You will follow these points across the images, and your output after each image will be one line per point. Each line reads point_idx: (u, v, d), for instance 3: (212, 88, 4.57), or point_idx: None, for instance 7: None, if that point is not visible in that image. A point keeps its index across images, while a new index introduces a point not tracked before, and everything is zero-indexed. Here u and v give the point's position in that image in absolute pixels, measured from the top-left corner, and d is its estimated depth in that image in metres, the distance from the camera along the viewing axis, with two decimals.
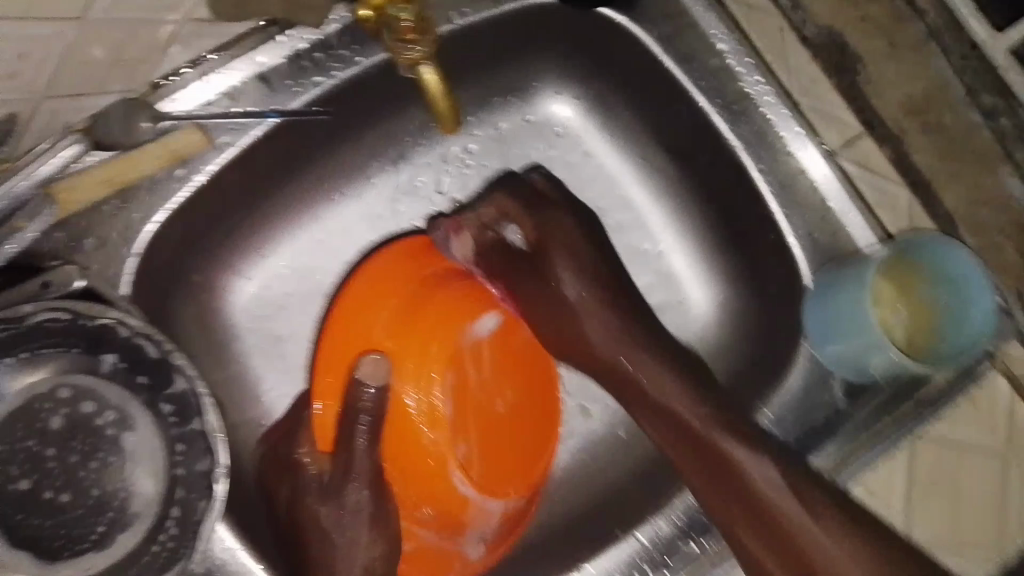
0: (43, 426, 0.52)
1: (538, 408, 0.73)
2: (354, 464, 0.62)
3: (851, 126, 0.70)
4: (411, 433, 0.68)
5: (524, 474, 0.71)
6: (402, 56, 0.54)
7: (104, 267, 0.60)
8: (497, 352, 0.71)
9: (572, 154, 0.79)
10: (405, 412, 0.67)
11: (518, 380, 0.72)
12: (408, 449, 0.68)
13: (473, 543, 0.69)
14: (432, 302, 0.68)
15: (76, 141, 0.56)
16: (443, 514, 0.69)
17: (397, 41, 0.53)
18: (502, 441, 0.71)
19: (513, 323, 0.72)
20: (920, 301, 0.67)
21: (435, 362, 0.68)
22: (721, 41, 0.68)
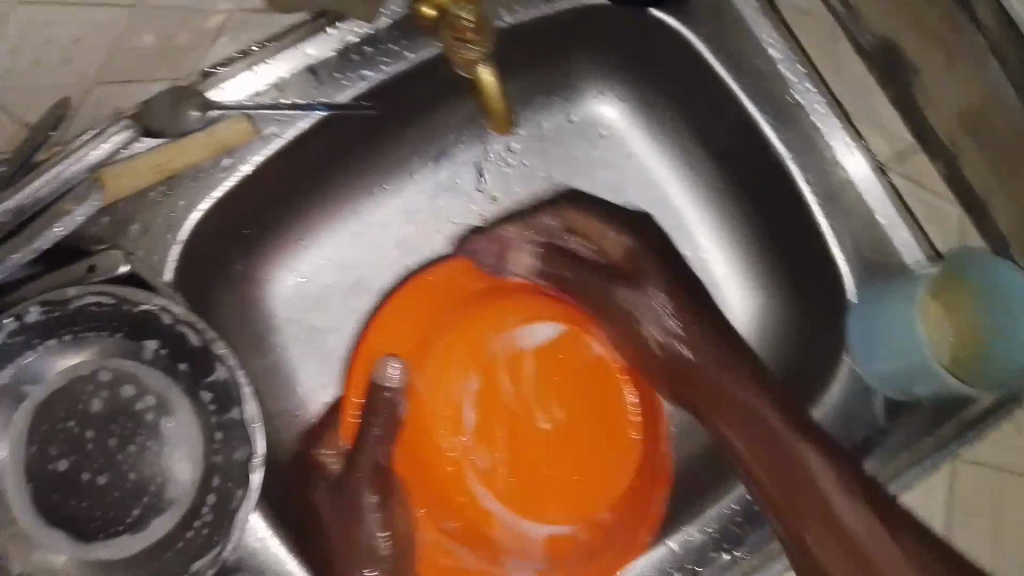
0: (85, 408, 0.53)
1: (592, 438, 0.74)
2: (361, 462, 0.68)
3: (903, 140, 0.69)
4: (436, 444, 0.72)
5: (573, 506, 0.72)
6: (461, 56, 0.53)
7: (149, 252, 0.61)
8: (544, 365, 0.74)
9: (615, 155, 0.78)
10: (438, 423, 0.72)
11: (570, 407, 0.74)
12: (435, 457, 0.72)
13: (515, 563, 0.71)
14: (466, 325, 0.74)
15: (125, 127, 0.55)
16: (472, 532, 0.72)
17: (455, 41, 0.52)
18: (543, 466, 0.73)
19: (571, 339, 0.75)
20: (966, 319, 0.65)
21: (461, 376, 0.73)
22: (775, 50, 0.67)
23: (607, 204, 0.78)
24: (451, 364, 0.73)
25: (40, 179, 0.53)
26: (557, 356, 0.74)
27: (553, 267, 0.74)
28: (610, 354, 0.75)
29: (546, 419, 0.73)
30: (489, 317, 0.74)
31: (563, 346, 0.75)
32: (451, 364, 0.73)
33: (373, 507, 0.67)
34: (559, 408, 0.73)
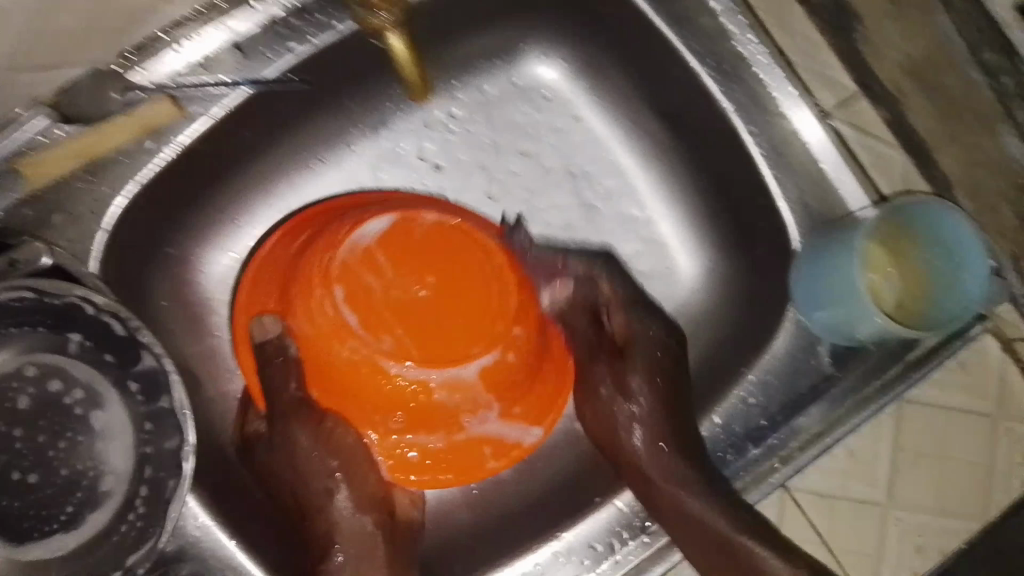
0: (13, 406, 0.52)
1: (468, 303, 0.59)
2: (276, 415, 0.60)
3: (846, 87, 0.69)
4: (331, 360, 0.59)
5: (476, 335, 0.59)
6: (370, 25, 0.52)
7: (76, 241, 0.59)
8: (389, 260, 0.59)
9: (559, 118, 0.77)
10: (324, 350, 0.59)
11: (437, 271, 0.60)
12: (351, 385, 0.60)
13: (473, 423, 0.62)
14: (296, 243, 0.64)
15: (42, 112, 0.55)
16: (417, 415, 0.60)
17: (363, 11, 0.52)
18: (444, 330, 0.59)
19: (406, 224, 0.60)
20: (912, 267, 0.65)
21: (321, 293, 0.59)
22: (714, 0, 0.65)
23: (554, 168, 0.77)
24: (297, 296, 0.60)
25: None
26: (394, 246, 0.60)
27: (574, 314, 0.67)
28: (447, 218, 0.61)
29: (421, 289, 0.59)
30: (323, 231, 0.62)
31: (409, 232, 0.60)
32: (297, 296, 0.60)
33: (303, 442, 0.59)
34: (434, 278, 0.59)
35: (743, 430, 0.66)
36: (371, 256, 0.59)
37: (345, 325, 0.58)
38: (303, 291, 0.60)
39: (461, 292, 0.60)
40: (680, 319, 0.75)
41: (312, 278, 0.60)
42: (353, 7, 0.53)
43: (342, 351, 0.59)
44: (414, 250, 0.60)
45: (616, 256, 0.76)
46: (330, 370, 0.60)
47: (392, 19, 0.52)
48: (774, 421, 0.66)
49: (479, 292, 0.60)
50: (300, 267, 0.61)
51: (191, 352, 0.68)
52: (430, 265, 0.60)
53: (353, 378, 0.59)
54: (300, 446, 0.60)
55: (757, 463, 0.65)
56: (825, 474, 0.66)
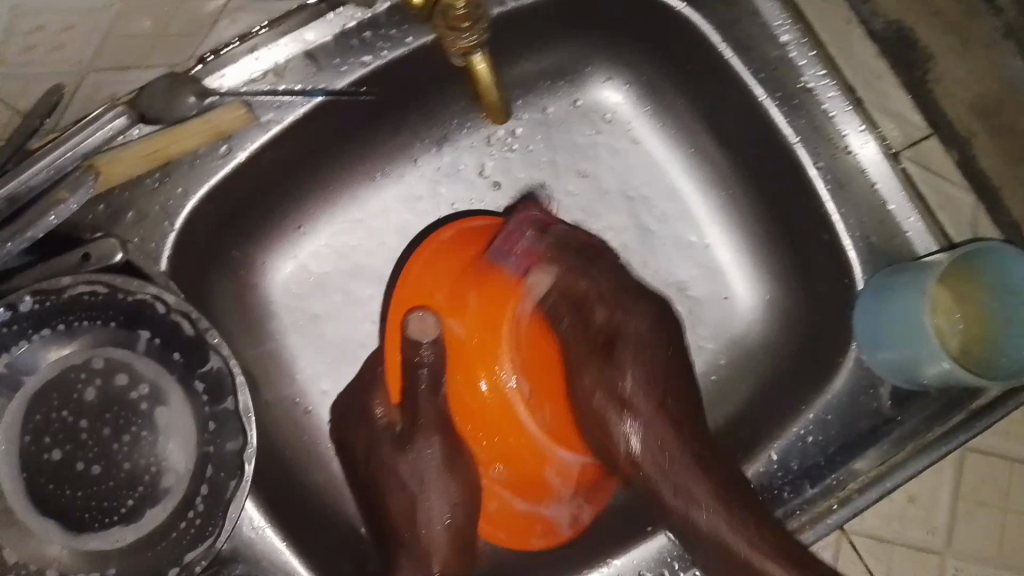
0: (79, 398, 0.53)
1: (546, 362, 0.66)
2: (421, 411, 0.64)
3: (917, 125, 0.65)
4: (476, 358, 0.64)
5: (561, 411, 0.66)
6: (454, 44, 0.53)
7: (145, 239, 0.60)
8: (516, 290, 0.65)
9: (619, 142, 0.77)
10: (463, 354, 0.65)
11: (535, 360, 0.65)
12: (475, 409, 0.65)
13: (554, 505, 0.67)
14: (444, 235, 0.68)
15: (121, 113, 0.54)
16: (523, 472, 0.66)
17: (450, 29, 0.51)
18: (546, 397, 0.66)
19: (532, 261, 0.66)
20: (977, 310, 0.64)
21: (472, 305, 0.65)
22: (783, 33, 0.65)
23: (612, 190, 0.77)
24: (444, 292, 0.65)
25: (35, 165, 0.53)
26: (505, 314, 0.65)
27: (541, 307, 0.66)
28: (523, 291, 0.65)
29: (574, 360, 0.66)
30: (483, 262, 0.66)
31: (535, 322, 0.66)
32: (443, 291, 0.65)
33: (437, 455, 0.64)
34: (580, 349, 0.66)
35: (800, 468, 0.66)
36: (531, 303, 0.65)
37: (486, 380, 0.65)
38: (446, 298, 0.65)
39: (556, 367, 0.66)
40: (734, 349, 0.76)
41: (455, 302, 0.65)
42: (435, 24, 0.52)
43: (482, 381, 0.65)
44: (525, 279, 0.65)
45: (673, 282, 0.77)
46: (469, 390, 0.65)
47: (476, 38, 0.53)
48: (831, 461, 0.66)
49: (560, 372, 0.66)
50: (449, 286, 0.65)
51: (248, 356, 0.69)
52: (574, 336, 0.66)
53: (486, 404, 0.65)
54: (427, 464, 0.65)
55: (814, 503, 0.64)
56: (884, 518, 0.65)
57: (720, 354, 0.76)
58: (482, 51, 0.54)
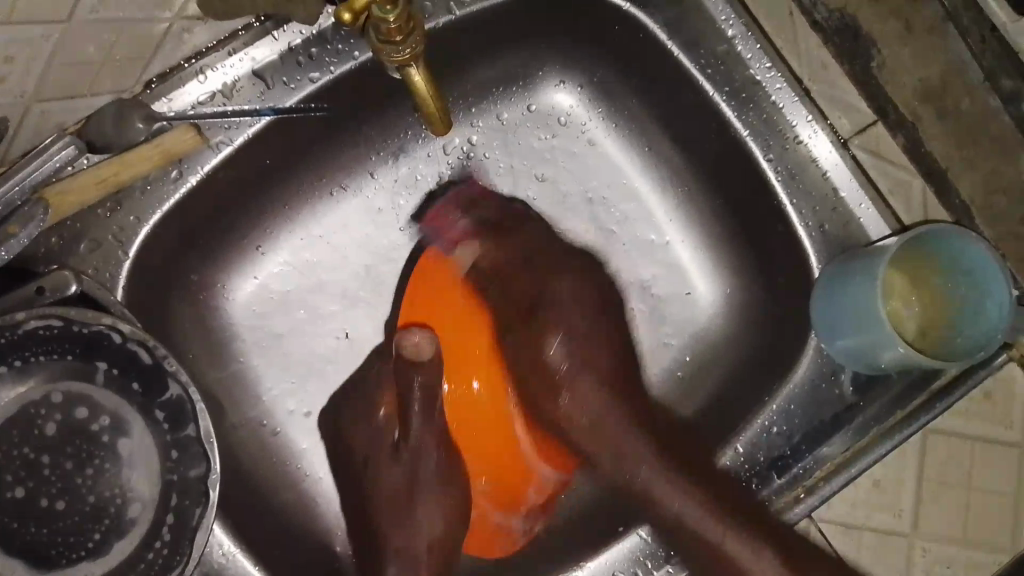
0: (40, 432, 0.53)
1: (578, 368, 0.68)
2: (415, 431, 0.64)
3: (864, 113, 0.65)
4: (465, 372, 0.69)
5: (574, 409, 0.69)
6: (389, 58, 0.52)
7: (100, 269, 0.60)
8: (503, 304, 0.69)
9: (576, 144, 0.77)
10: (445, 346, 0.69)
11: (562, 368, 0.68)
12: (464, 405, 0.69)
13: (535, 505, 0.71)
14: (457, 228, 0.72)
15: (69, 144, 0.54)
16: (500, 477, 0.71)
17: (385, 43, 0.52)
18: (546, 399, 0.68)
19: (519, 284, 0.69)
20: (932, 291, 0.65)
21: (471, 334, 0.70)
22: (729, 27, 0.65)
23: (570, 193, 0.77)
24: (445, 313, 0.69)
25: None
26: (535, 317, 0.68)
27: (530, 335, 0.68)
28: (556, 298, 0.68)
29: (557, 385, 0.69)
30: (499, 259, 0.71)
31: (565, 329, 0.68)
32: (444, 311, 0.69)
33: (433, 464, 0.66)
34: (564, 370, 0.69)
35: (767, 459, 0.67)
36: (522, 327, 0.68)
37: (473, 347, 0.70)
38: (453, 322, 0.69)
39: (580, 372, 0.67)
40: (698, 344, 0.76)
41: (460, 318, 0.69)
42: (370, 39, 0.53)
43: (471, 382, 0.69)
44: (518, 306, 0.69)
45: (635, 280, 0.77)
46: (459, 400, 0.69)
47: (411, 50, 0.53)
48: (796, 450, 0.66)
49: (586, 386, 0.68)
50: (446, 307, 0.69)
51: (214, 380, 0.69)
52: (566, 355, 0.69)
53: (480, 409, 0.70)
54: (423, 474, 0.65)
55: (782, 493, 0.65)
56: (852, 504, 0.65)
57: (686, 350, 0.76)
58: (417, 63, 0.53)
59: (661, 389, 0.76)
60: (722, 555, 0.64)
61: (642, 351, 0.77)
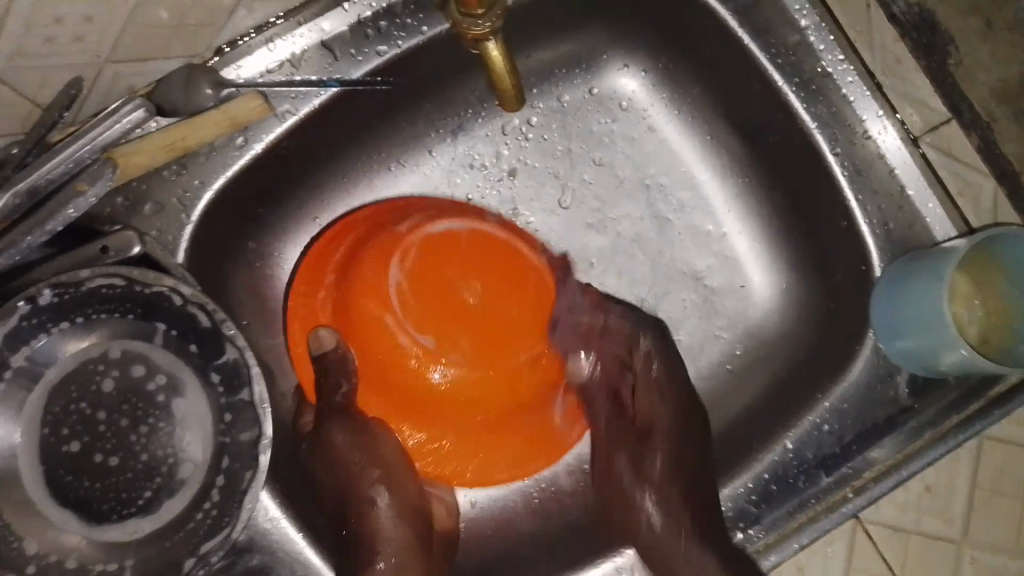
0: (97, 389, 0.54)
1: (511, 289, 0.62)
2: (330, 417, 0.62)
3: (937, 110, 0.64)
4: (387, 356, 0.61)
5: (526, 332, 0.62)
6: (468, 31, 0.52)
7: (163, 231, 0.60)
8: (411, 292, 0.60)
9: (635, 129, 0.77)
10: (409, 378, 0.61)
11: (492, 278, 0.61)
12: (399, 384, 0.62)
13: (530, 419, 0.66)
14: (364, 268, 0.61)
15: (139, 106, 0.55)
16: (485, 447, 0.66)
17: (464, 16, 0.52)
18: (504, 339, 0.61)
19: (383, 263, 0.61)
20: (995, 299, 0.63)
21: (406, 338, 0.60)
22: (803, 17, 0.64)
23: (628, 179, 0.76)
24: (352, 318, 0.62)
25: (55, 158, 0.53)
26: (434, 253, 0.61)
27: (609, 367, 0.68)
28: (466, 220, 0.62)
29: (466, 293, 0.60)
30: (385, 230, 0.63)
31: (437, 238, 0.61)
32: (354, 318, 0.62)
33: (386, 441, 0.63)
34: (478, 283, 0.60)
35: (816, 458, 0.65)
36: (403, 260, 0.60)
37: (433, 375, 0.61)
38: (372, 333, 0.61)
39: (513, 270, 0.62)
40: (750, 338, 0.75)
41: (370, 287, 0.61)
42: (450, 13, 0.52)
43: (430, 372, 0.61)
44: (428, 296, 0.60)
45: (689, 270, 0.76)
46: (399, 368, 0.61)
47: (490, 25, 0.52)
48: (847, 450, 0.65)
49: (517, 274, 0.62)
50: (346, 294, 0.63)
51: (266, 348, 0.69)
52: (464, 271, 0.60)
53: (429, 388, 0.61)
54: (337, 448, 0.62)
55: (830, 493, 0.64)
56: (900, 507, 0.65)
57: (738, 343, 0.75)
58: (495, 38, 0.52)
59: (709, 382, 0.75)
60: (765, 550, 0.63)
61: (692, 342, 0.76)
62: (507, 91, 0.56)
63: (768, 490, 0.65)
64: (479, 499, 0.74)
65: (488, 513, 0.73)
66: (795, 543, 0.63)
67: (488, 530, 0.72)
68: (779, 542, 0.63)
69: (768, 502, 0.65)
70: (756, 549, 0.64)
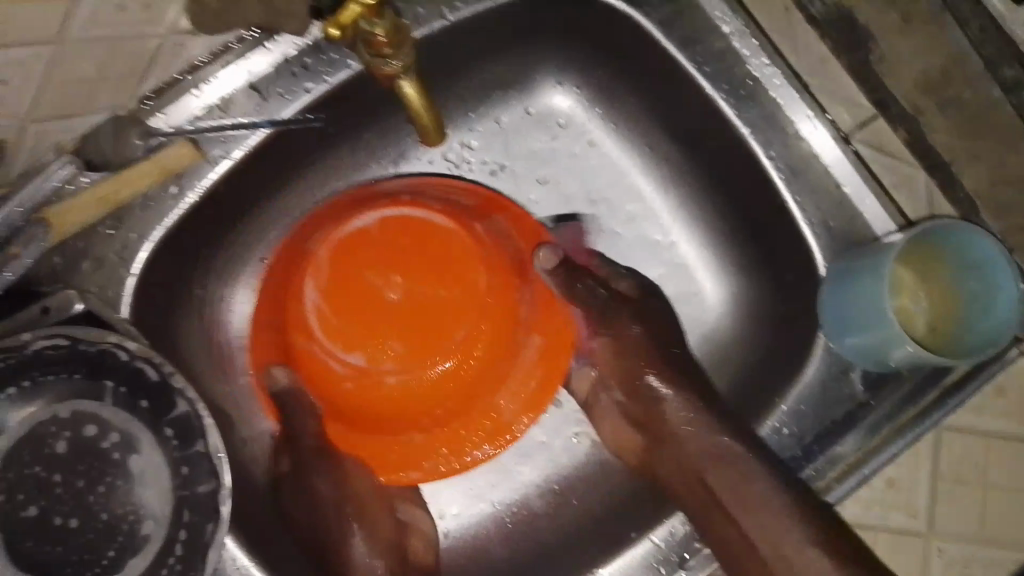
0: (51, 451, 0.53)
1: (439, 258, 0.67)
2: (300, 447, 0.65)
3: (864, 107, 0.67)
4: (328, 373, 0.66)
5: (461, 296, 0.67)
6: (381, 71, 0.52)
7: (103, 288, 0.59)
8: (332, 308, 0.66)
9: (576, 145, 0.77)
10: (357, 398, 0.67)
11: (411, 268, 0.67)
12: (359, 396, 0.66)
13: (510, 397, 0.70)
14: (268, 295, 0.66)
15: (68, 162, 0.54)
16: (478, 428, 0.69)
17: (375, 58, 0.52)
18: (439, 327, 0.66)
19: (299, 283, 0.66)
20: (939, 289, 0.65)
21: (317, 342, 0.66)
22: (725, 24, 0.65)
23: (573, 195, 0.77)
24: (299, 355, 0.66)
25: None
26: (354, 254, 0.66)
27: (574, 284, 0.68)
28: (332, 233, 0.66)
29: (389, 290, 0.66)
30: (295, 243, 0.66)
31: (350, 241, 0.66)
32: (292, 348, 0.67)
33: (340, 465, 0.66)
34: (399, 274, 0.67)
35: (779, 461, 0.66)
36: (315, 278, 0.66)
37: (439, 363, 0.67)
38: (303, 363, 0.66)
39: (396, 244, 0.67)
40: (706, 343, 0.76)
41: (297, 314, 0.66)
42: (361, 54, 0.53)
43: (358, 362, 0.66)
44: (357, 308, 0.66)
45: None
46: (338, 386, 0.66)
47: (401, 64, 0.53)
48: (808, 451, 0.66)
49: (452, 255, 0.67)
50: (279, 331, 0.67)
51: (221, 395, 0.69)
52: (396, 259, 0.67)
53: (393, 396, 0.66)
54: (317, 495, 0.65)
55: None
56: (865, 505, 0.66)
57: (695, 350, 0.76)
58: (408, 76, 0.54)
59: None
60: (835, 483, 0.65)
61: None
62: (427, 124, 0.57)
63: None
64: (451, 528, 0.73)
65: (461, 544, 0.73)
66: (843, 489, 0.65)
67: (462, 559, 0.72)
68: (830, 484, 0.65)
69: None
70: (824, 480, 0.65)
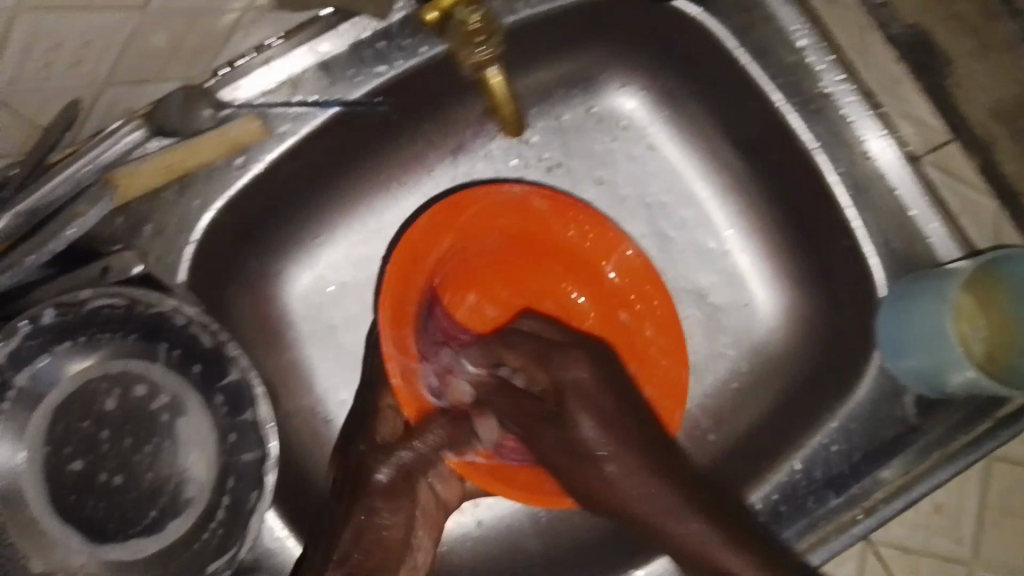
0: (99, 409, 0.53)
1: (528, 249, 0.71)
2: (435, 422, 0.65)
3: (937, 130, 0.63)
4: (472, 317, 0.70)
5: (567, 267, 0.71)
6: (471, 60, 0.53)
7: (164, 252, 0.61)
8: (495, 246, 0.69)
9: (636, 148, 0.76)
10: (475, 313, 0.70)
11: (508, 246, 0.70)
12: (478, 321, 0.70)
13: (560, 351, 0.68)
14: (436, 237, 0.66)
15: (137, 127, 0.56)
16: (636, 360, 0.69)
17: (466, 45, 0.52)
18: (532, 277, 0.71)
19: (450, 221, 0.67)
20: (1000, 316, 0.62)
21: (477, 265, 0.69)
22: (800, 37, 0.65)
23: (629, 198, 0.76)
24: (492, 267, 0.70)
25: (53, 179, 0.53)
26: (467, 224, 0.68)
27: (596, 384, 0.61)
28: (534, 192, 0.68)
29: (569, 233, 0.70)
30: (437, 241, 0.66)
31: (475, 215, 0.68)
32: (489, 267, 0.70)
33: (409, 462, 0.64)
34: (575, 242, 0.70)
35: (825, 477, 0.66)
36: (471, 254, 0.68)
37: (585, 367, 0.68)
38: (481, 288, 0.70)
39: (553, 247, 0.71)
40: (755, 356, 0.75)
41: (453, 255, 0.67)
42: (452, 41, 0.53)
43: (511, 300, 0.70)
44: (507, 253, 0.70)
45: (693, 288, 0.76)
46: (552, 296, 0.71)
47: (493, 52, 0.53)
48: (856, 470, 0.65)
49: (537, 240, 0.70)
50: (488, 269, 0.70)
51: (266, 368, 0.69)
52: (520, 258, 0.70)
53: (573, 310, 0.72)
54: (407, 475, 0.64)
55: (838, 512, 0.64)
56: (910, 527, 0.65)
57: (743, 363, 0.75)
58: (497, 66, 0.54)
59: (717, 402, 0.75)
60: (868, 512, 0.63)
61: (696, 362, 0.76)
62: (503, 109, 0.57)
63: (776, 510, 0.66)
64: (484, 517, 0.73)
65: (492, 534, 0.72)
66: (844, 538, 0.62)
67: (494, 551, 0.72)
68: (824, 538, 0.63)
69: (778, 522, 0.66)
70: (806, 542, 0.64)
